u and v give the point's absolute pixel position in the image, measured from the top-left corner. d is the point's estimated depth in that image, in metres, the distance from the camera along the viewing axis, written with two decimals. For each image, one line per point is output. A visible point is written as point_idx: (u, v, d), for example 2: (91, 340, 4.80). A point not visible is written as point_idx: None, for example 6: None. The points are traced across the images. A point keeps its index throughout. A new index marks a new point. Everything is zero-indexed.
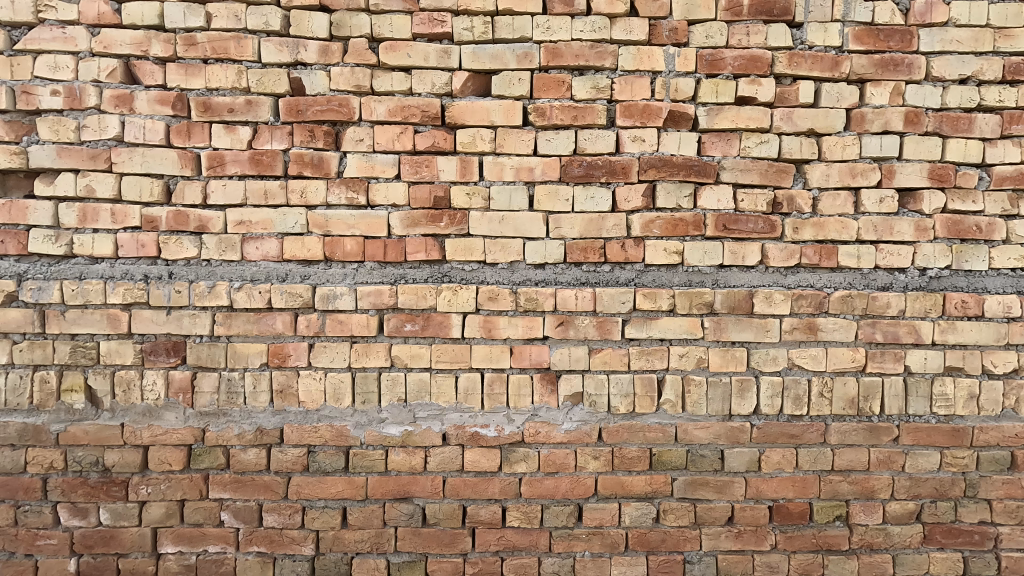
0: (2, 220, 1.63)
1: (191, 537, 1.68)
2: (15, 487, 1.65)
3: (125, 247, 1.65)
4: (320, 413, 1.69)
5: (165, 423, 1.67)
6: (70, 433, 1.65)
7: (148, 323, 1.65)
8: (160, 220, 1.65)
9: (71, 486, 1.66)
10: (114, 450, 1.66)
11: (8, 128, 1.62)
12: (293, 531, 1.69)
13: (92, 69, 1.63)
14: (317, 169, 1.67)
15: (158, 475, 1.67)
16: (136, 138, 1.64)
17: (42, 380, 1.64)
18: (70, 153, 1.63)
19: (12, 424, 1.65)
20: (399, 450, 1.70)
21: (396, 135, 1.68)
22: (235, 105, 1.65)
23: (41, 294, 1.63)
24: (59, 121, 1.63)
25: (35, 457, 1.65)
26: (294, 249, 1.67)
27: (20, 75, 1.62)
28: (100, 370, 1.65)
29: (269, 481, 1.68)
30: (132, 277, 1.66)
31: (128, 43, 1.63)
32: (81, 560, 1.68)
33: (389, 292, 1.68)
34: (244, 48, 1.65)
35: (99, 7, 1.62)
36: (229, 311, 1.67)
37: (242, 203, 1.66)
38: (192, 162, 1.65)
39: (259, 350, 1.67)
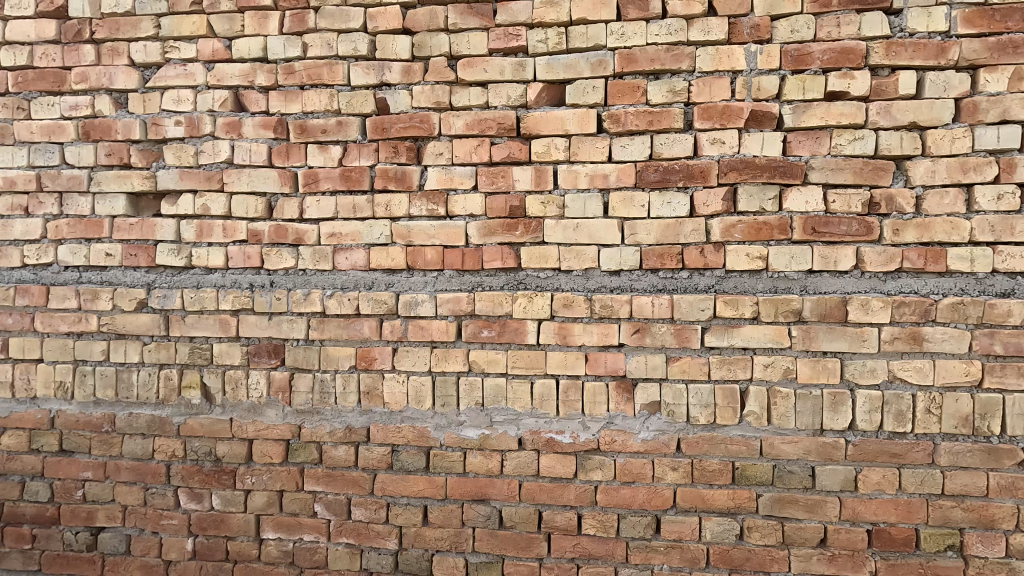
0: (135, 237, 1.85)
1: (289, 525, 1.82)
2: (144, 471, 1.86)
3: (234, 259, 1.83)
4: (404, 414, 1.78)
5: (267, 419, 1.82)
6: (189, 426, 1.84)
7: (253, 327, 1.82)
8: (263, 233, 1.81)
9: (189, 473, 1.85)
10: (224, 441, 1.84)
11: (141, 156, 1.85)
12: (378, 525, 1.79)
13: (208, 100, 1.83)
14: (400, 183, 1.77)
15: (261, 466, 1.83)
16: (243, 160, 1.81)
17: (167, 377, 1.85)
18: (190, 176, 1.83)
19: (142, 415, 1.86)
20: (477, 453, 1.75)
21: (474, 147, 1.74)
22: (328, 126, 1.79)
23: (166, 301, 1.84)
24: (181, 148, 1.84)
25: (160, 446, 1.86)
26: (380, 258, 1.77)
27: (150, 109, 1.85)
28: (213, 369, 1.84)
29: (357, 477, 1.79)
30: (240, 285, 1.83)
31: (237, 75, 1.81)
32: (197, 540, 1.85)
33: (467, 299, 1.74)
34: (335, 74, 1.78)
35: (213, 45, 1.82)
36: (322, 316, 1.80)
37: (333, 216, 1.79)
38: (291, 180, 1.81)
39: (349, 353, 1.79)
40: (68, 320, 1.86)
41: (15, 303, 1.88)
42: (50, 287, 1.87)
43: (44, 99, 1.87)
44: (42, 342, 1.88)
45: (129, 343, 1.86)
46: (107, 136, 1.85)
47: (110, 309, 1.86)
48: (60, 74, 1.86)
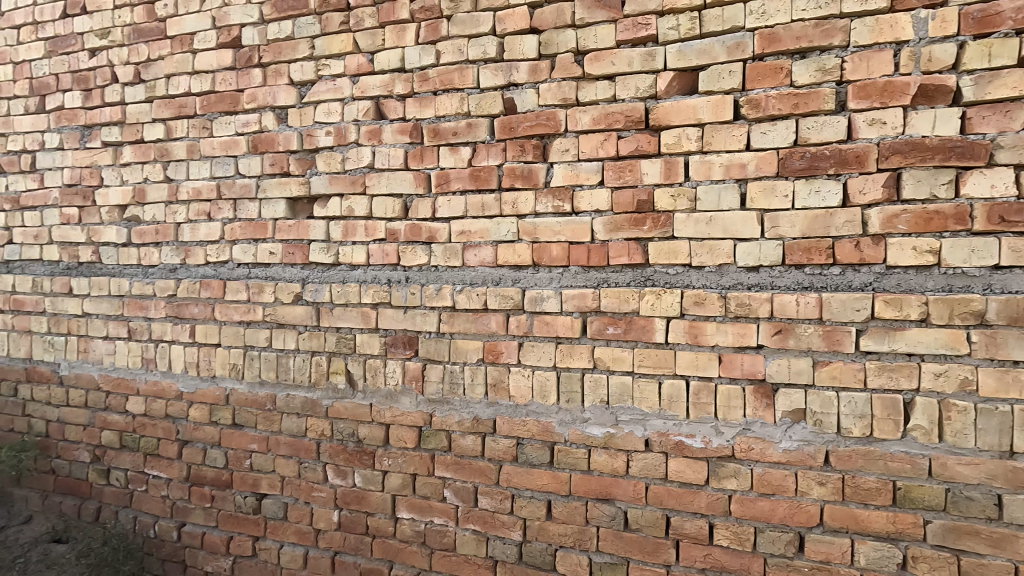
0: (292, 237, 2.07)
1: (421, 507, 1.92)
2: (298, 447, 2.07)
3: (375, 256, 1.97)
4: (529, 408, 1.80)
5: (402, 406, 1.95)
6: (335, 408, 2.02)
7: (390, 320, 1.95)
8: (400, 232, 1.94)
9: (335, 451, 2.03)
10: (365, 425, 1.99)
11: (298, 164, 2.06)
12: (503, 515, 1.83)
13: (353, 111, 1.99)
14: (527, 181, 1.80)
15: (397, 450, 1.95)
16: (383, 164, 1.95)
17: (318, 363, 2.05)
18: (338, 181, 2.01)
19: (297, 396, 2.07)
20: (601, 451, 1.73)
21: (600, 142, 1.72)
22: (459, 129, 1.87)
23: (317, 294, 2.04)
24: (331, 155, 2.02)
25: (312, 425, 2.06)
26: (507, 255, 1.82)
27: (305, 122, 2.05)
28: (356, 357, 2.00)
29: (484, 466, 1.85)
30: (379, 281, 1.97)
31: (378, 86, 1.96)
32: (341, 513, 2.02)
33: (593, 295, 1.72)
34: (466, 78, 1.86)
35: (358, 60, 1.98)
36: (452, 311, 1.88)
37: (463, 214, 1.87)
38: (425, 181, 1.91)
39: (477, 347, 1.85)
40: (240, 310, 2.13)
41: (200, 295, 2.19)
42: (227, 281, 2.16)
43: (222, 119, 2.15)
44: (220, 329, 2.17)
45: (288, 332, 2.08)
46: (271, 148, 2.09)
47: (273, 301, 2.09)
48: (235, 96, 2.13)
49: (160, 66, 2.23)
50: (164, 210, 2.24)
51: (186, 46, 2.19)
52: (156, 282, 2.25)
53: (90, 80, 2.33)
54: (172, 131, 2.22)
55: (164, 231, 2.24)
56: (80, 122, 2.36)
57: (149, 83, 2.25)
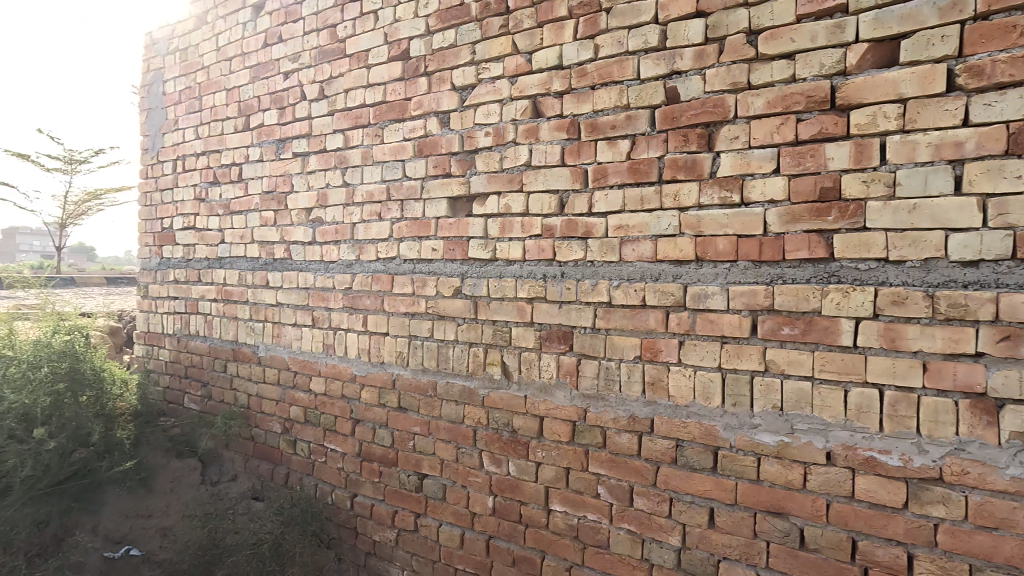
0: (453, 234, 2.19)
1: (574, 501, 1.93)
2: (457, 432, 2.19)
3: (531, 251, 2.01)
4: (690, 409, 1.73)
5: (557, 399, 1.97)
6: (492, 398, 2.11)
7: (546, 314, 1.98)
8: (556, 228, 1.96)
9: (491, 439, 2.11)
10: (520, 416, 2.05)
11: (459, 165, 2.17)
12: (660, 519, 1.77)
13: (512, 111, 2.05)
14: (690, 172, 1.72)
15: (550, 443, 1.98)
16: (540, 161, 1.99)
17: (476, 354, 2.14)
18: (496, 179, 2.08)
19: (456, 385, 2.19)
20: (774, 461, 1.60)
21: (776, 127, 1.59)
22: (617, 122, 1.84)
23: (476, 288, 2.13)
24: (489, 155, 2.10)
25: (469, 412, 2.16)
26: (667, 250, 1.76)
27: (466, 124, 2.16)
28: (512, 350, 2.07)
29: (640, 466, 1.81)
30: (535, 276, 2.01)
31: (536, 85, 2.00)
32: (496, 499, 2.10)
33: (765, 292, 1.60)
34: (626, 69, 1.83)
35: (517, 61, 2.04)
36: (608, 306, 1.86)
37: (621, 209, 1.84)
38: (581, 176, 1.91)
39: (634, 344, 1.82)
40: (406, 302, 2.31)
41: (372, 288, 2.40)
42: (394, 275, 2.34)
43: (392, 126, 2.34)
44: (388, 320, 2.36)
45: (448, 323, 2.21)
46: (434, 151, 2.23)
47: (435, 295, 2.23)
48: (403, 104, 2.31)
49: (340, 83, 2.49)
50: (342, 211, 2.49)
51: (362, 62, 2.42)
52: (335, 276, 2.52)
53: (284, 99, 2.67)
54: (349, 140, 2.47)
55: (342, 230, 2.49)
56: (276, 136, 2.71)
57: (331, 98, 2.52)
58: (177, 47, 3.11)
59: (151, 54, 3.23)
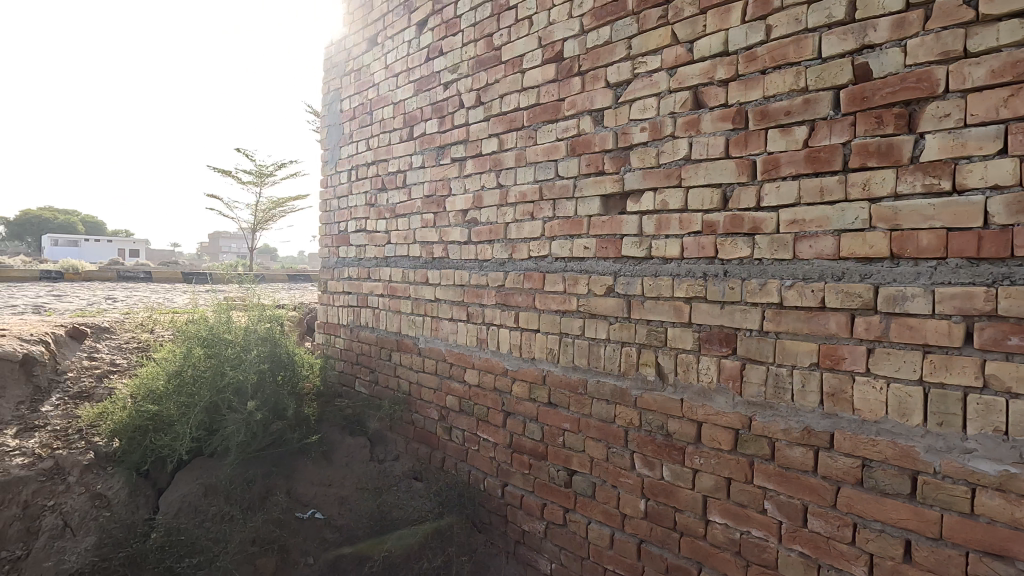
0: (606, 232, 2.18)
1: (737, 514, 1.82)
2: (608, 432, 2.18)
3: (689, 249, 1.93)
4: (880, 426, 1.54)
5: (717, 405, 1.87)
6: (645, 399, 2.06)
7: (706, 315, 1.89)
8: (718, 224, 1.86)
9: (644, 441, 2.07)
10: (676, 419, 1.98)
11: (613, 162, 2.16)
12: (841, 545, 1.61)
13: (670, 104, 1.98)
14: (884, 158, 1.52)
15: (709, 450, 1.89)
16: (701, 155, 1.90)
17: (628, 353, 2.11)
18: (652, 175, 2.03)
19: (608, 384, 2.18)
20: (993, 494, 1.38)
21: (1002, 100, 1.36)
22: (792, 107, 1.69)
23: (629, 287, 2.10)
24: (645, 151, 2.05)
25: (621, 412, 2.14)
26: (853, 246, 1.58)
27: (621, 121, 2.13)
28: (667, 351, 2.00)
29: (816, 484, 1.65)
30: (694, 274, 1.93)
31: (698, 74, 1.91)
32: (648, 504, 2.05)
33: (985, 295, 1.37)
34: (804, 49, 1.68)
35: (677, 51, 1.97)
36: (779, 308, 1.72)
37: (796, 202, 1.69)
38: (749, 168, 1.79)
39: (810, 349, 1.66)
40: (557, 300, 2.35)
41: (524, 286, 2.48)
42: (546, 274, 2.39)
43: (545, 127, 2.39)
44: (540, 317, 2.42)
45: (600, 322, 2.20)
46: (588, 149, 2.23)
47: (586, 293, 2.24)
48: (556, 105, 2.35)
49: (496, 89, 2.60)
50: (496, 212, 2.60)
51: (516, 68, 2.50)
52: (489, 274, 2.64)
53: (444, 109, 2.86)
54: (503, 143, 2.57)
55: (496, 230, 2.60)
56: (436, 144, 2.91)
57: (487, 104, 2.64)
58: (352, 68, 3.49)
59: (330, 77, 3.65)
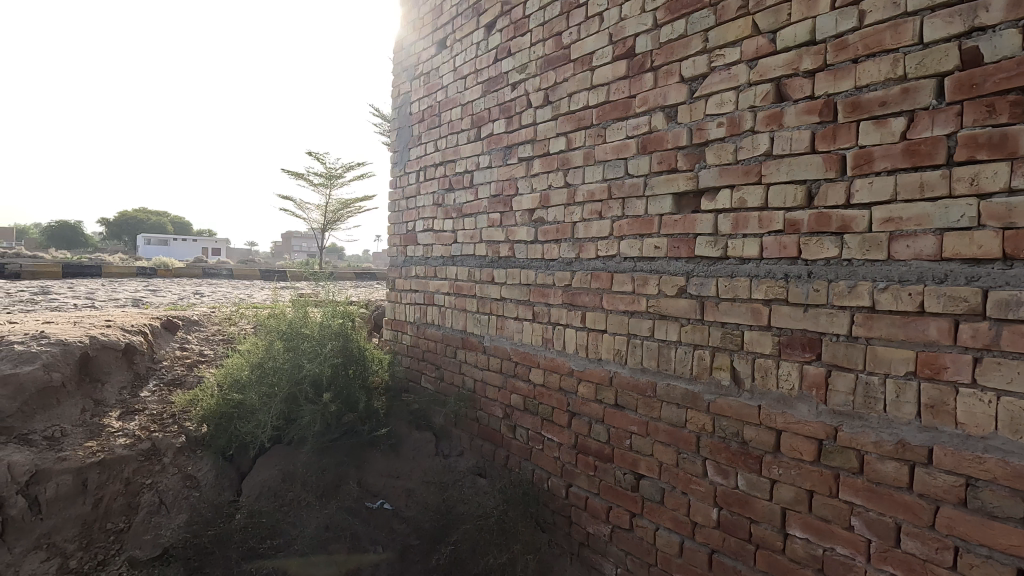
0: (678, 231, 2.12)
1: (819, 529, 1.73)
2: (678, 436, 2.12)
3: (769, 249, 1.85)
4: (988, 442, 1.43)
5: (799, 413, 1.79)
6: (719, 404, 1.99)
7: (787, 318, 1.80)
8: (802, 222, 1.77)
9: (717, 448, 2.00)
10: (752, 426, 1.90)
11: (686, 160, 2.09)
12: (940, 569, 1.50)
13: (750, 97, 1.91)
14: (997, 150, 1.41)
15: (789, 460, 1.80)
16: (784, 150, 1.81)
17: (701, 356, 2.04)
18: (729, 172, 1.96)
19: (678, 387, 2.12)
20: None
21: None
22: (888, 97, 1.59)
23: (703, 288, 2.03)
24: (722, 147, 1.98)
25: (693, 417, 2.07)
26: (958, 246, 1.47)
27: (696, 116, 2.07)
28: (744, 355, 1.92)
29: (911, 502, 1.55)
30: (774, 276, 1.84)
31: (781, 66, 1.83)
32: (721, 513, 1.98)
33: None
34: (902, 35, 1.57)
35: (758, 42, 1.89)
36: (871, 312, 1.62)
37: (891, 199, 1.58)
38: (837, 163, 1.69)
39: (906, 357, 1.56)
40: (625, 301, 2.31)
41: (591, 286, 2.45)
42: (614, 274, 2.36)
43: (615, 125, 2.35)
44: (607, 317, 2.39)
45: (670, 324, 2.15)
46: (660, 146, 2.18)
47: (657, 294, 2.19)
48: (627, 102, 2.31)
49: (565, 87, 2.58)
50: (563, 211, 2.59)
51: (586, 66, 2.48)
52: (555, 274, 2.63)
53: (512, 109, 2.87)
54: (571, 142, 2.55)
55: (563, 230, 2.58)
56: (504, 144, 2.93)
57: (555, 103, 2.63)
58: (421, 72, 3.57)
59: (400, 81, 3.76)
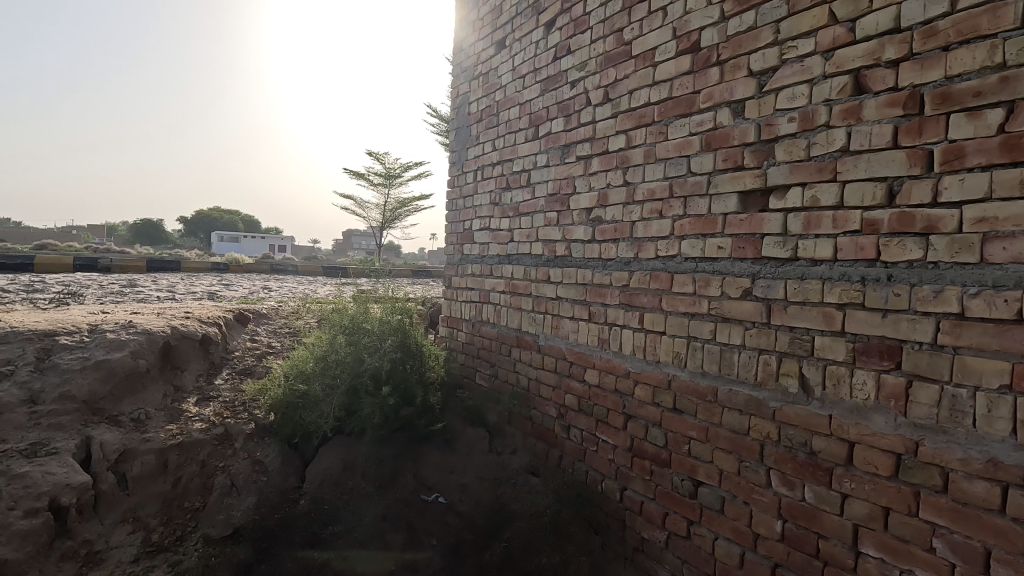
0: (744, 231, 2.04)
1: (896, 550, 1.63)
2: (740, 444, 2.05)
3: (844, 250, 1.75)
4: None
5: (875, 425, 1.68)
6: (785, 412, 1.91)
7: (863, 324, 1.70)
8: (882, 222, 1.66)
9: (782, 458, 1.91)
10: (822, 437, 1.81)
11: (754, 157, 2.01)
12: None
13: (825, 90, 1.81)
14: None
15: (863, 474, 1.71)
16: (862, 145, 1.71)
17: (766, 362, 1.96)
18: (801, 170, 1.87)
19: (741, 393, 2.04)
20: None
21: None
22: (983, 87, 1.48)
23: (770, 290, 1.95)
24: (793, 143, 1.89)
25: (756, 424, 1.99)
26: None
27: (765, 111, 1.98)
28: (814, 361, 1.83)
29: (1002, 526, 1.43)
30: (849, 278, 1.74)
31: (861, 56, 1.73)
32: (786, 526, 1.90)
33: None
34: (1001, 20, 1.46)
35: (835, 32, 1.79)
36: (959, 319, 1.51)
37: (985, 197, 1.47)
38: (923, 159, 1.58)
39: (1000, 369, 1.44)
40: (686, 302, 2.25)
41: (650, 287, 2.41)
42: (674, 274, 2.30)
43: (678, 122, 2.29)
44: (666, 319, 2.34)
45: (734, 327, 2.07)
46: (725, 143, 2.11)
47: (719, 295, 2.12)
48: (691, 98, 2.24)
49: (625, 84, 2.54)
50: (622, 210, 2.55)
51: (648, 61, 2.43)
52: (613, 274, 2.59)
53: (570, 107, 2.85)
54: (632, 139, 2.50)
55: (621, 229, 2.55)
56: (562, 142, 2.91)
57: (615, 101, 2.60)
58: (480, 72, 3.60)
59: (459, 81, 3.81)
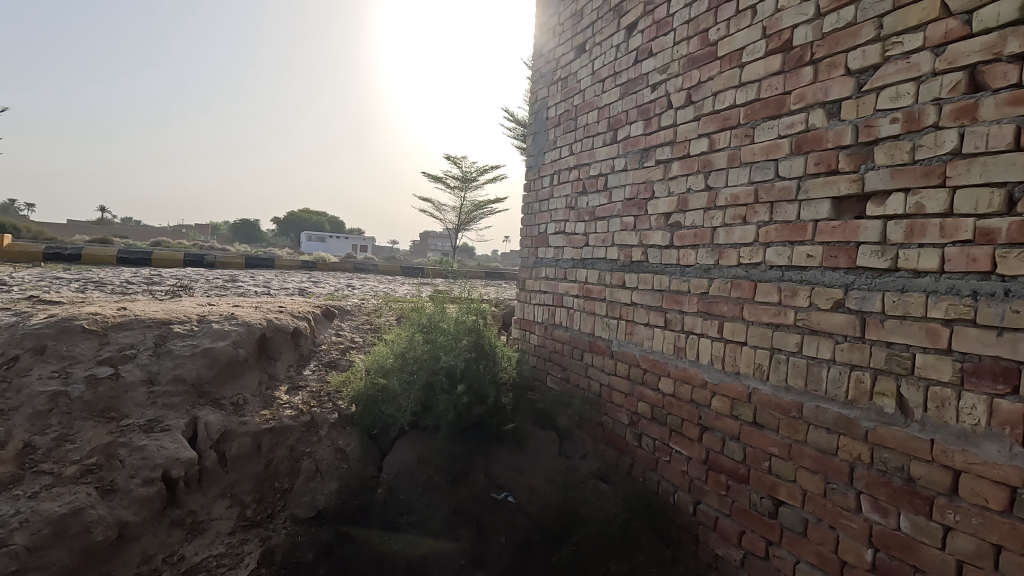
0: (836, 239, 1.93)
1: None
2: (827, 464, 1.93)
3: (953, 261, 1.61)
4: None
5: (986, 453, 1.54)
6: (879, 434, 1.78)
7: (973, 342, 1.57)
8: (999, 232, 1.52)
9: (875, 482, 1.79)
10: (921, 462, 1.67)
11: (850, 161, 1.90)
12: None
13: (934, 89, 1.68)
14: None
15: (970, 506, 1.57)
16: (977, 147, 1.57)
17: (859, 379, 1.85)
18: (904, 174, 1.74)
19: (829, 410, 1.93)
20: None
21: None
22: None
23: (865, 303, 1.83)
24: (896, 145, 1.77)
25: (846, 445, 1.87)
26: None
27: (864, 112, 1.87)
28: (913, 381, 1.70)
29: None
30: (958, 292, 1.60)
31: (978, 51, 1.59)
32: (878, 555, 1.77)
33: None
34: None
35: (948, 25, 1.66)
36: None
37: None
38: None
39: None
40: (770, 312, 2.15)
41: (731, 295, 2.32)
42: (758, 282, 2.21)
43: (766, 124, 2.20)
44: (748, 329, 2.25)
45: (822, 340, 1.96)
46: (817, 146, 2.00)
47: (808, 306, 2.01)
48: (781, 99, 2.15)
49: (710, 86, 2.47)
50: (703, 215, 2.48)
51: (735, 62, 2.35)
52: (691, 280, 2.52)
53: (651, 110, 2.82)
54: (715, 143, 2.43)
55: (701, 235, 2.48)
56: (641, 146, 2.87)
57: (698, 103, 2.53)
58: (559, 76, 3.62)
59: (538, 86, 3.84)
